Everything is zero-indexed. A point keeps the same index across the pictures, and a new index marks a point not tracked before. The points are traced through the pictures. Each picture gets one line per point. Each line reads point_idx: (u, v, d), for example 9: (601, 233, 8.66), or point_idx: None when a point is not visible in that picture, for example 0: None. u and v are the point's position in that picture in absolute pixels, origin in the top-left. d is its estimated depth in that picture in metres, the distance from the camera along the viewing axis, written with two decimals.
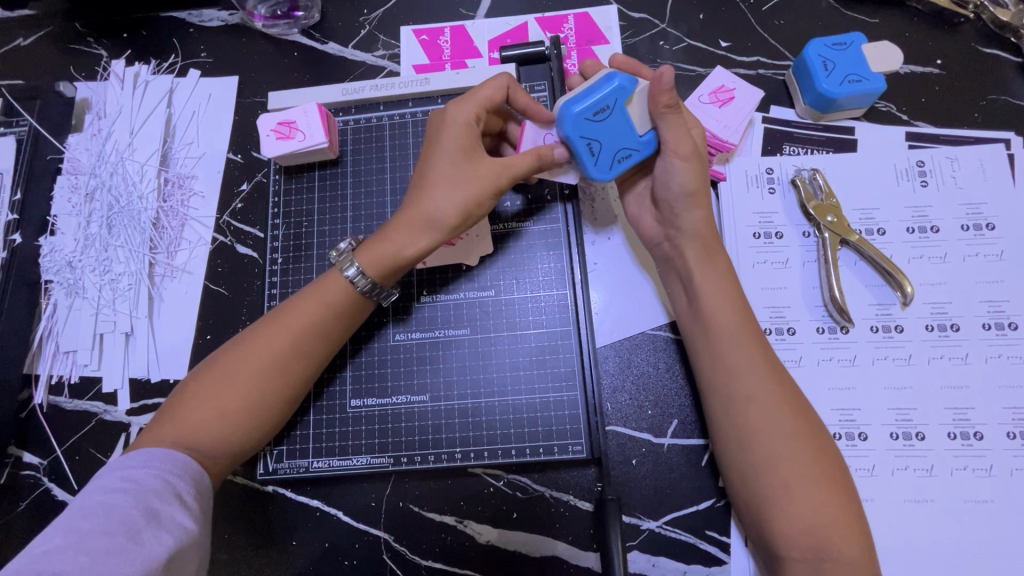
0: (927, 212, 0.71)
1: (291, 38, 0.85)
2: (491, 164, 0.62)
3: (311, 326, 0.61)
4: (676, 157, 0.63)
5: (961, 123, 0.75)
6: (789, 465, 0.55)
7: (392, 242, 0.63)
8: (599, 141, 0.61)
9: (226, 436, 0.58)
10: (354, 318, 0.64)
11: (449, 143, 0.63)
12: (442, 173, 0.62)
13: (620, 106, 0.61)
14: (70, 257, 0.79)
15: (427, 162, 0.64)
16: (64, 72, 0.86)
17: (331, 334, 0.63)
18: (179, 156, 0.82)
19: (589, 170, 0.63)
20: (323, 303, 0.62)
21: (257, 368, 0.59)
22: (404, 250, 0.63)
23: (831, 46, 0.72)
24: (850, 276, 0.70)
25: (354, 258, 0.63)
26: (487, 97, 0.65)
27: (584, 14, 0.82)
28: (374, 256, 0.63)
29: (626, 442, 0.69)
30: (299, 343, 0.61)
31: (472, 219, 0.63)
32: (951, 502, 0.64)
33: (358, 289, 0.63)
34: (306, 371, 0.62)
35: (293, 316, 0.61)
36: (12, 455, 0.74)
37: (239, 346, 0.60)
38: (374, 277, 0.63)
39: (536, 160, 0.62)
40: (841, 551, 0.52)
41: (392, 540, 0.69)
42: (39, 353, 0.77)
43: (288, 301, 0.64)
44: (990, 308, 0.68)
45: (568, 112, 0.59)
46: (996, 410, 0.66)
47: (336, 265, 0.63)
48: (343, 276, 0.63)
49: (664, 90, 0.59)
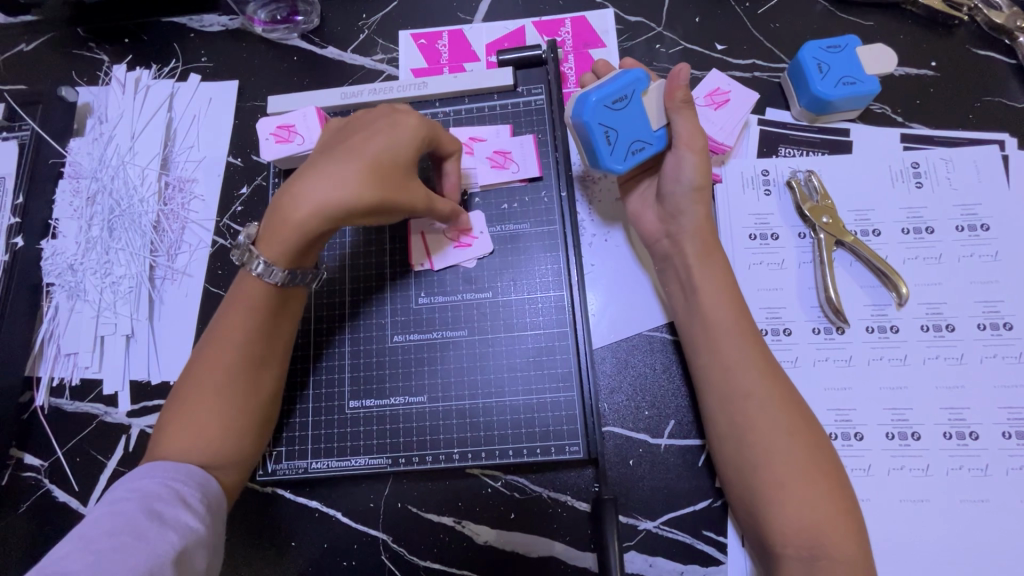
0: (922, 213, 0.72)
1: (290, 43, 0.86)
2: (411, 184, 0.61)
3: (255, 327, 0.61)
4: (688, 149, 0.64)
5: (956, 124, 0.75)
6: (786, 463, 0.55)
7: (299, 218, 0.58)
8: (616, 131, 0.65)
9: (219, 444, 0.58)
10: (279, 318, 0.63)
11: (382, 136, 0.61)
12: (361, 160, 0.59)
13: (637, 97, 0.65)
14: (72, 260, 0.80)
15: (359, 142, 0.60)
16: (66, 77, 0.87)
17: (276, 335, 0.63)
18: (179, 160, 0.83)
19: (604, 158, 0.66)
20: (254, 305, 0.61)
21: (226, 376, 0.59)
22: (304, 225, 0.58)
23: (826, 49, 0.73)
24: (845, 276, 0.71)
25: (259, 253, 0.60)
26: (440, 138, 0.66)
27: (581, 18, 0.83)
28: (280, 234, 0.59)
29: (622, 443, 0.70)
30: (256, 347, 0.61)
31: (369, 215, 0.59)
32: (946, 501, 0.64)
33: (265, 280, 0.60)
34: (269, 373, 0.63)
35: (234, 321, 0.61)
36: (13, 457, 0.75)
37: (200, 359, 0.60)
38: (280, 263, 0.60)
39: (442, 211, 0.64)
40: (837, 550, 0.52)
41: (390, 541, 0.69)
42: (41, 356, 0.78)
43: (221, 312, 0.62)
44: (986, 308, 0.68)
45: (587, 99, 0.64)
46: (991, 410, 0.66)
47: (243, 262, 0.60)
48: (254, 273, 0.60)
49: (679, 86, 0.63)
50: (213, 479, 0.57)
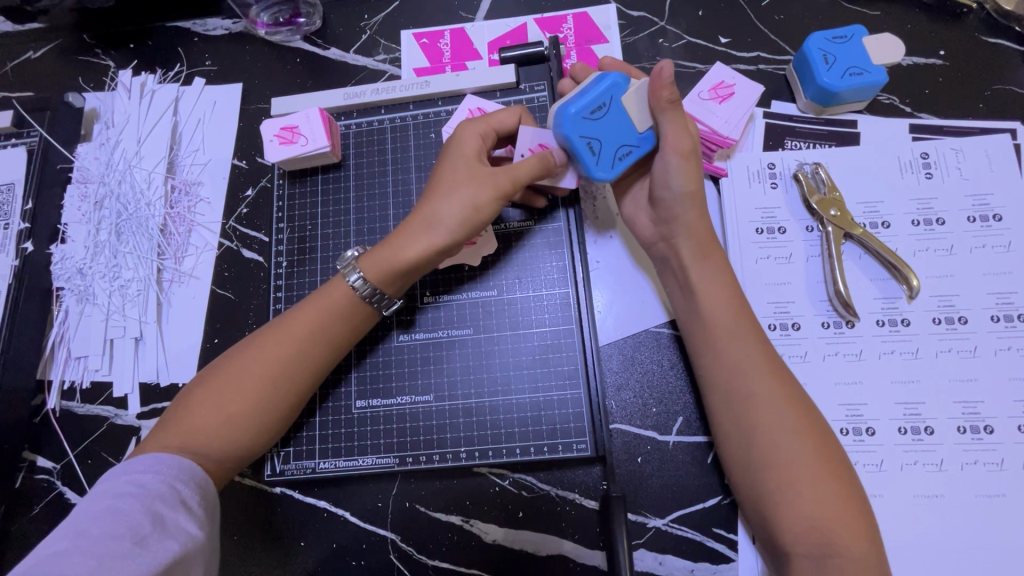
0: (933, 204, 0.71)
1: (293, 45, 0.86)
2: (493, 169, 0.63)
3: (319, 329, 0.62)
4: (675, 154, 0.63)
5: (967, 114, 0.74)
6: (796, 459, 0.54)
7: (396, 247, 0.63)
8: (599, 139, 0.63)
9: (232, 442, 0.58)
10: (355, 325, 0.64)
11: (455, 152, 0.65)
12: (447, 182, 0.63)
13: (616, 102, 0.63)
14: (81, 264, 0.80)
15: (436, 171, 0.65)
16: (72, 83, 0.88)
17: (334, 340, 0.63)
18: (185, 163, 0.84)
19: (592, 169, 0.64)
20: (328, 306, 0.63)
21: (263, 375, 0.60)
22: (401, 253, 0.62)
23: (831, 40, 0.72)
24: (854, 269, 0.70)
25: (358, 266, 0.64)
26: (500, 121, 0.67)
27: (583, 13, 0.82)
28: (372, 259, 0.63)
29: (631, 440, 0.69)
30: (303, 352, 0.61)
31: (473, 221, 0.62)
32: (961, 496, 0.63)
33: (359, 294, 0.63)
34: (309, 378, 0.62)
35: (298, 320, 0.62)
36: (26, 459, 0.75)
37: (244, 349, 0.61)
38: (375, 283, 0.63)
39: (541, 164, 0.63)
40: (849, 548, 0.51)
41: (399, 540, 0.69)
42: (51, 359, 0.79)
43: (293, 307, 0.64)
44: (999, 300, 0.67)
45: (565, 113, 0.62)
46: (1005, 403, 0.65)
47: (341, 272, 0.64)
48: (348, 283, 0.64)
49: (662, 85, 0.61)
50: (208, 477, 0.57)
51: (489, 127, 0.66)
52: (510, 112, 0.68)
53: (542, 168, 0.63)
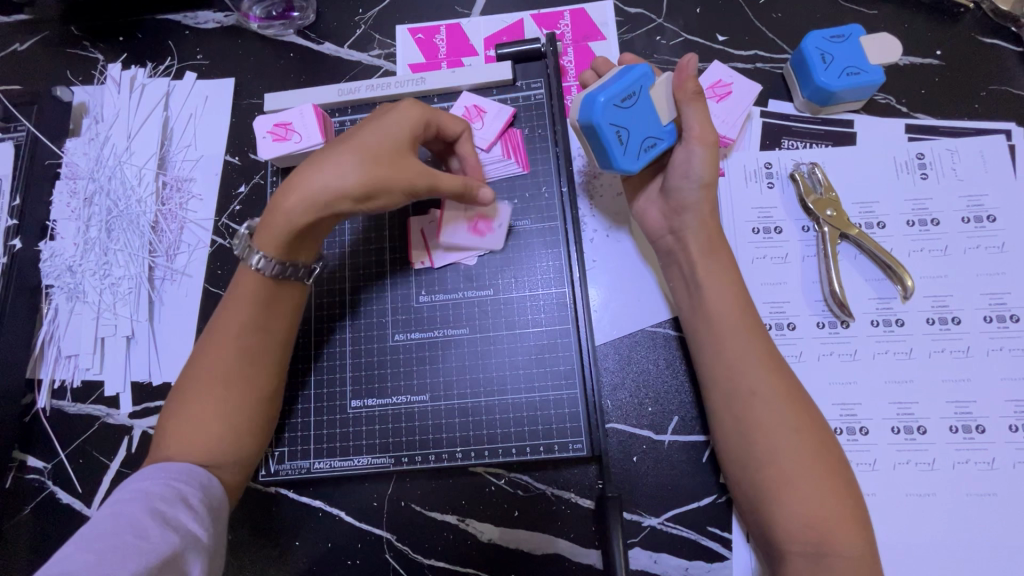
0: (928, 205, 0.71)
1: (287, 39, 0.85)
2: (417, 163, 0.61)
3: (263, 328, 0.62)
4: (698, 143, 0.63)
5: (962, 114, 0.74)
6: (790, 459, 0.54)
7: (292, 215, 0.59)
8: (628, 129, 0.63)
9: (211, 444, 0.58)
10: (289, 320, 0.64)
11: (384, 124, 0.62)
12: (356, 146, 0.60)
13: (644, 94, 0.63)
14: (70, 262, 0.79)
15: (349, 133, 0.62)
16: (60, 76, 0.86)
17: (275, 329, 0.63)
18: (176, 159, 0.82)
19: (618, 159, 0.64)
20: (258, 301, 0.61)
21: (223, 374, 0.59)
22: (297, 220, 0.59)
23: (829, 39, 0.72)
24: (849, 269, 0.70)
25: (257, 246, 0.61)
26: (446, 124, 0.66)
27: (580, 10, 0.82)
28: (273, 230, 0.59)
29: (626, 439, 0.69)
30: (246, 343, 0.61)
31: (370, 193, 0.59)
32: (952, 495, 0.63)
33: (267, 274, 0.61)
34: (269, 379, 0.63)
35: (234, 312, 0.61)
36: (17, 459, 0.74)
37: (203, 357, 0.60)
38: (278, 259, 0.61)
39: (462, 187, 0.62)
40: (843, 546, 0.51)
41: (395, 540, 0.69)
42: (42, 358, 0.78)
43: (224, 303, 0.63)
44: (992, 301, 0.68)
45: (596, 100, 0.61)
46: (997, 403, 0.65)
47: (244, 254, 0.61)
48: (252, 267, 0.61)
49: (688, 77, 0.64)
50: (213, 478, 0.57)
51: (435, 122, 0.65)
52: (461, 120, 0.67)
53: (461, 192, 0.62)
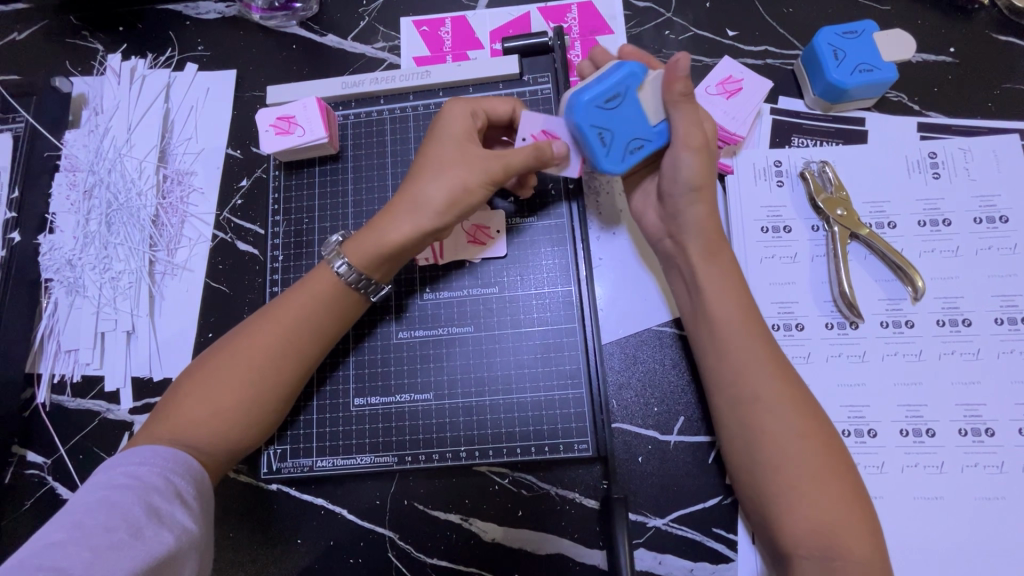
0: (940, 205, 0.70)
1: (290, 31, 0.83)
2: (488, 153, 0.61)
3: (305, 321, 0.61)
4: (686, 150, 0.60)
5: (975, 113, 0.73)
6: (796, 462, 0.54)
7: (381, 231, 0.61)
8: (611, 131, 0.61)
9: (219, 430, 0.57)
10: (343, 312, 0.63)
11: (445, 133, 0.63)
12: (434, 163, 0.62)
13: (632, 93, 0.60)
14: (70, 255, 0.78)
15: (423, 151, 0.64)
16: (59, 67, 0.85)
17: (322, 332, 0.62)
18: (177, 152, 0.81)
19: (601, 161, 0.61)
20: (312, 298, 0.62)
21: (251, 365, 0.58)
22: (387, 236, 0.61)
23: (842, 34, 0.70)
24: (859, 270, 0.69)
25: (343, 253, 0.62)
26: (492, 108, 0.66)
27: (587, 3, 0.80)
28: (362, 247, 0.62)
29: (631, 439, 0.69)
30: (288, 339, 0.60)
31: (461, 204, 0.61)
32: (961, 499, 0.63)
33: (345, 281, 0.62)
34: (297, 367, 0.61)
35: (286, 310, 0.61)
36: (16, 454, 0.74)
37: (230, 342, 0.60)
38: (362, 269, 0.62)
39: (535, 153, 0.61)
40: (851, 550, 0.51)
41: (397, 539, 0.69)
42: (41, 352, 0.77)
43: (280, 297, 0.63)
44: (1003, 302, 0.67)
45: (578, 100, 0.59)
46: (1007, 406, 0.65)
47: (326, 259, 0.63)
48: (333, 270, 0.62)
49: (677, 77, 0.58)
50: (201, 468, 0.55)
51: (480, 109, 0.65)
52: (502, 99, 0.66)
53: (536, 157, 0.61)
